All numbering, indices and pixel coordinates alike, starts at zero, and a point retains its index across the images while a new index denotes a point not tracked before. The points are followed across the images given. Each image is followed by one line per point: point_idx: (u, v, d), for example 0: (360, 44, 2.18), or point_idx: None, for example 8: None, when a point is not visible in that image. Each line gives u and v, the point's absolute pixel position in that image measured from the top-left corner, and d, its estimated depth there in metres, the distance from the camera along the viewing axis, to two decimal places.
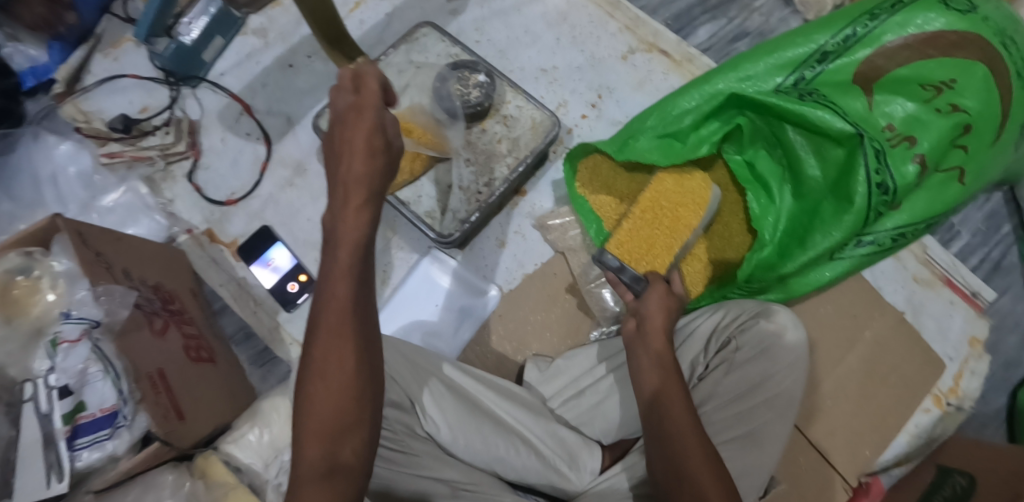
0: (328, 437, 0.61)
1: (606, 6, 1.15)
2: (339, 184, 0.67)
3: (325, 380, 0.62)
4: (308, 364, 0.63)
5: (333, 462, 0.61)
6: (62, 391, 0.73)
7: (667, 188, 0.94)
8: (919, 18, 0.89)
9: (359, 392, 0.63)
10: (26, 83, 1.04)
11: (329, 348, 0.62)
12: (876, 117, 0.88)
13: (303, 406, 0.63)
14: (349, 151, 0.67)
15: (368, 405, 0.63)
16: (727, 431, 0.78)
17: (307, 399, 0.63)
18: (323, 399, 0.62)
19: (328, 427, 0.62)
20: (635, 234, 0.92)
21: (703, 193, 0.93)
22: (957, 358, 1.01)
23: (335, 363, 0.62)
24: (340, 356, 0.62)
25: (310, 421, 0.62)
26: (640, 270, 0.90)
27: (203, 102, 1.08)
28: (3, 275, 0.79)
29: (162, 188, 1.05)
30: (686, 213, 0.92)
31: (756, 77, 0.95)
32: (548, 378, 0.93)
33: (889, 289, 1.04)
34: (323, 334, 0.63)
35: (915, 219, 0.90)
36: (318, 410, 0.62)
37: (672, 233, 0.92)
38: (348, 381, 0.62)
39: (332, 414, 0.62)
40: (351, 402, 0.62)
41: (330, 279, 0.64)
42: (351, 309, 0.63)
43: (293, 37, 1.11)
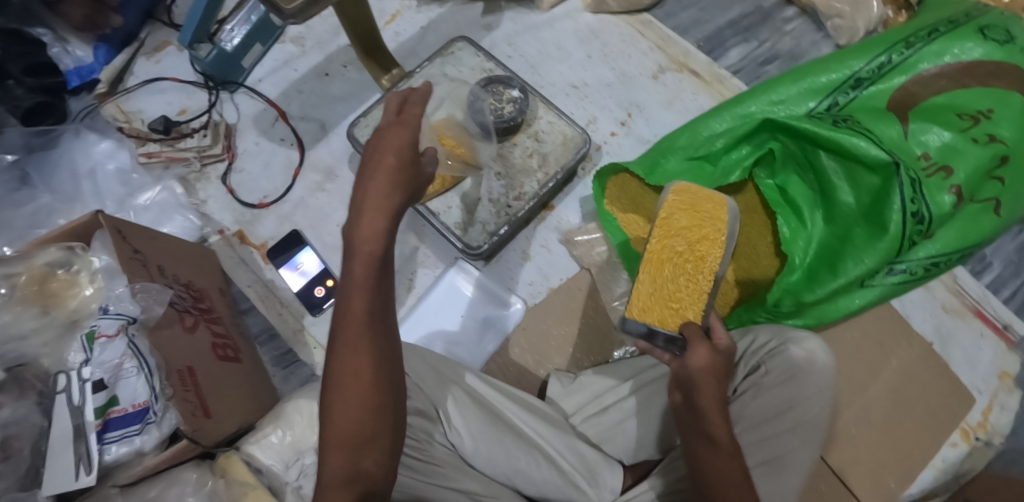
0: (350, 450, 0.64)
1: (638, 25, 1.16)
2: (361, 205, 0.68)
3: (344, 393, 0.64)
4: (330, 377, 0.65)
5: (356, 473, 0.64)
6: (97, 385, 0.75)
7: (676, 228, 0.74)
8: (956, 47, 0.90)
9: (379, 404, 0.65)
10: (70, 83, 1.08)
11: (349, 364, 0.65)
12: (911, 145, 0.88)
13: (326, 418, 0.65)
14: (375, 169, 0.69)
15: (387, 417, 0.66)
16: (754, 455, 0.77)
17: (329, 412, 0.65)
18: (344, 413, 0.64)
19: (349, 440, 0.64)
20: (655, 292, 0.73)
21: (719, 218, 0.75)
22: (986, 391, 0.99)
23: (356, 377, 0.64)
24: (358, 370, 0.65)
25: (332, 432, 0.64)
26: (674, 328, 0.72)
27: (240, 106, 1.11)
28: (43, 267, 0.82)
29: (196, 188, 1.07)
30: (707, 249, 0.74)
31: (789, 101, 0.96)
32: (571, 392, 0.93)
33: (918, 318, 1.03)
34: (342, 347, 0.65)
35: (950, 248, 0.88)
36: (339, 423, 0.65)
37: (696, 277, 0.73)
38: (367, 395, 0.65)
39: (354, 428, 0.64)
40: (371, 415, 0.65)
41: (349, 292, 0.66)
42: (369, 323, 0.65)
43: (329, 46, 1.13)
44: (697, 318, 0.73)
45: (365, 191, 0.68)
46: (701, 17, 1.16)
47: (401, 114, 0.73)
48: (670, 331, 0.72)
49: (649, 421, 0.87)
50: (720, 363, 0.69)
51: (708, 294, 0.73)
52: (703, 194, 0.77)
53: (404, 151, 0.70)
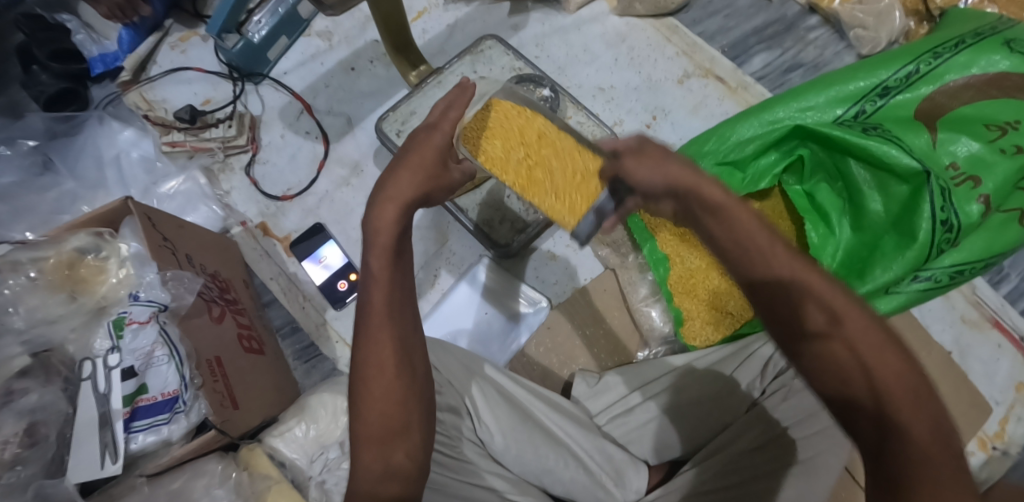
0: (380, 443, 0.63)
1: (664, 30, 1.16)
2: (378, 196, 0.67)
3: (368, 387, 0.64)
4: (356, 370, 0.65)
5: (386, 467, 0.62)
6: (127, 371, 0.75)
7: (505, 151, 0.78)
8: (983, 59, 0.91)
9: (406, 395, 0.64)
10: (94, 70, 1.06)
11: (373, 358, 0.64)
12: (939, 155, 0.89)
13: (356, 412, 0.65)
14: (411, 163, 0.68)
15: (415, 408, 0.64)
16: (787, 457, 0.75)
17: (357, 407, 0.64)
18: (372, 406, 0.63)
19: (378, 432, 0.63)
20: (558, 192, 0.76)
21: (515, 112, 0.79)
22: (1004, 402, 1.01)
23: (377, 372, 0.63)
24: (382, 364, 0.64)
25: (361, 428, 0.64)
26: (601, 188, 0.74)
27: (265, 99, 1.10)
28: (72, 252, 0.82)
29: (220, 179, 1.06)
30: (534, 129, 0.78)
31: (816, 108, 0.96)
32: (597, 393, 0.94)
33: (938, 328, 1.05)
34: (365, 340, 0.65)
35: (976, 257, 0.88)
36: (367, 417, 0.64)
37: (558, 148, 0.77)
38: (392, 388, 0.63)
39: (383, 422, 0.63)
40: (401, 406, 0.64)
41: (371, 284, 0.65)
42: (390, 314, 0.65)
43: (357, 41, 1.13)
44: (595, 158, 0.75)
45: (384, 182, 0.67)
46: (726, 25, 1.17)
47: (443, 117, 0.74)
48: (602, 192, 0.74)
49: (675, 423, 0.87)
50: (654, 152, 0.63)
51: (576, 140, 0.76)
52: (477, 118, 0.79)
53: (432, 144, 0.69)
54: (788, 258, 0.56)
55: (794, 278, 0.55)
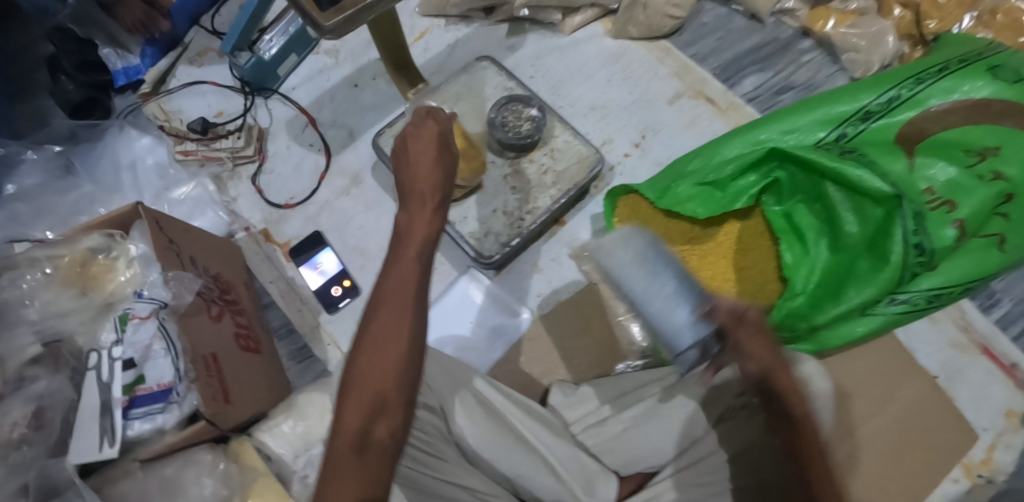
0: (366, 412, 0.59)
1: (657, 52, 1.20)
2: (408, 191, 0.69)
3: (374, 354, 0.60)
4: (360, 338, 0.61)
5: (364, 436, 0.58)
6: (128, 363, 0.82)
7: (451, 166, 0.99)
8: (965, 85, 0.93)
9: (404, 371, 0.60)
10: (117, 81, 1.14)
11: (389, 319, 0.61)
12: (917, 179, 0.89)
13: (347, 379, 0.60)
14: (418, 145, 0.70)
15: (408, 387, 0.61)
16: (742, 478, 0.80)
17: (353, 373, 0.60)
18: (368, 373, 0.60)
19: (371, 400, 0.59)
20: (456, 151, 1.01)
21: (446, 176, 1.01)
22: (992, 429, 1.01)
23: (382, 343, 0.60)
24: (397, 332, 0.61)
25: (354, 392, 0.59)
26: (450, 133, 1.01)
27: (273, 112, 1.16)
28: (84, 251, 0.89)
29: (228, 186, 1.12)
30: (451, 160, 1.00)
31: (799, 131, 0.98)
32: (574, 402, 0.96)
33: (923, 352, 1.05)
34: (385, 306, 0.62)
35: (953, 282, 0.89)
36: (364, 384, 0.60)
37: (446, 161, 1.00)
38: (396, 359, 0.60)
39: (373, 391, 0.59)
40: (396, 380, 0.60)
41: (401, 259, 0.64)
42: (414, 288, 0.63)
43: (362, 59, 1.19)
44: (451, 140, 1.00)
45: (408, 158, 0.69)
46: (720, 46, 1.20)
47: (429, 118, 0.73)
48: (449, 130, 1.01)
49: (648, 433, 0.88)
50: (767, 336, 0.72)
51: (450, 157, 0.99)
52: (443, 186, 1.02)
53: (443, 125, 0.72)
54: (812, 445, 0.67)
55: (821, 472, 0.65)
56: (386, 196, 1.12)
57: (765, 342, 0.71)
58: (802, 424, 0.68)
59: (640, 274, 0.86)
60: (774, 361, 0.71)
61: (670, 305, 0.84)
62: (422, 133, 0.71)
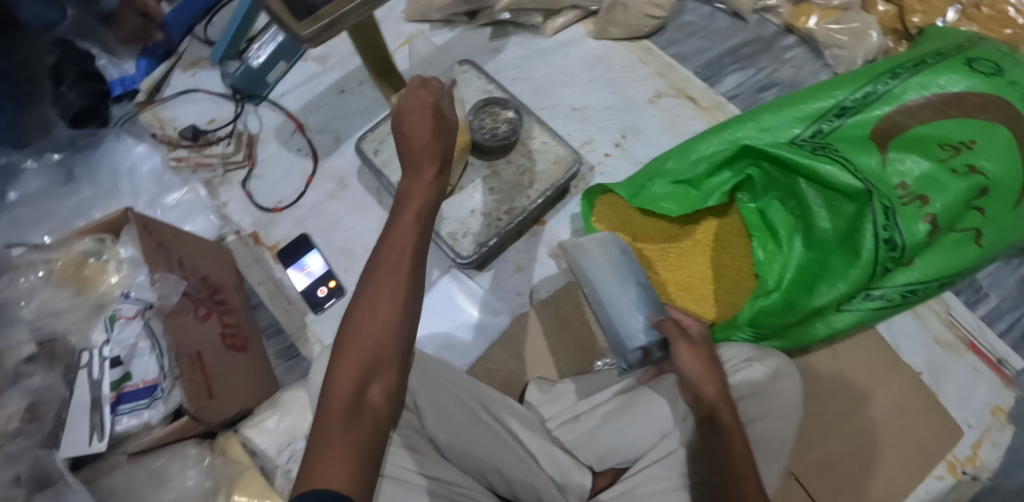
0: (361, 371, 0.64)
1: (639, 52, 1.21)
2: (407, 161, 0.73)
3: (369, 317, 0.65)
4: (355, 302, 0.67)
5: (358, 393, 0.63)
6: (114, 360, 0.85)
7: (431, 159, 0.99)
8: (941, 78, 0.92)
9: (396, 335, 0.65)
10: (114, 91, 1.19)
11: (382, 281, 0.66)
12: (890, 174, 0.89)
13: (343, 338, 0.66)
14: (413, 118, 0.74)
15: (400, 349, 0.66)
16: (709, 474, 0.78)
17: (349, 332, 0.66)
18: (364, 334, 0.65)
19: (364, 359, 0.64)
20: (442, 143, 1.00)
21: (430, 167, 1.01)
22: (978, 427, 0.98)
23: (375, 309, 0.66)
24: (388, 294, 0.66)
25: (349, 351, 0.65)
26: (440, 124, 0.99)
27: (263, 118, 1.21)
28: (79, 254, 0.93)
29: (219, 191, 1.16)
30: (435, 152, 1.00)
31: (775, 128, 0.98)
32: (550, 399, 0.97)
33: (908, 349, 1.03)
34: (378, 272, 0.67)
35: (929, 277, 0.89)
36: (357, 342, 0.65)
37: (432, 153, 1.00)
38: (387, 322, 0.65)
39: (366, 351, 0.65)
40: (390, 342, 0.65)
41: (399, 227, 0.70)
42: (411, 252, 0.68)
43: (349, 65, 1.24)
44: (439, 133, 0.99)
45: (405, 130, 0.74)
46: (702, 45, 1.21)
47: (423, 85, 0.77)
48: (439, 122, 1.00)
49: (622, 428, 0.89)
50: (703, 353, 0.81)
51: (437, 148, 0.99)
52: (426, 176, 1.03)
53: (435, 96, 0.75)
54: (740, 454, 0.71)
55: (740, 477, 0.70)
56: (371, 199, 1.15)
57: (703, 356, 0.80)
58: (730, 435, 0.73)
59: (610, 276, 0.90)
60: (707, 378, 0.78)
61: (630, 310, 0.87)
62: (414, 106, 0.75)
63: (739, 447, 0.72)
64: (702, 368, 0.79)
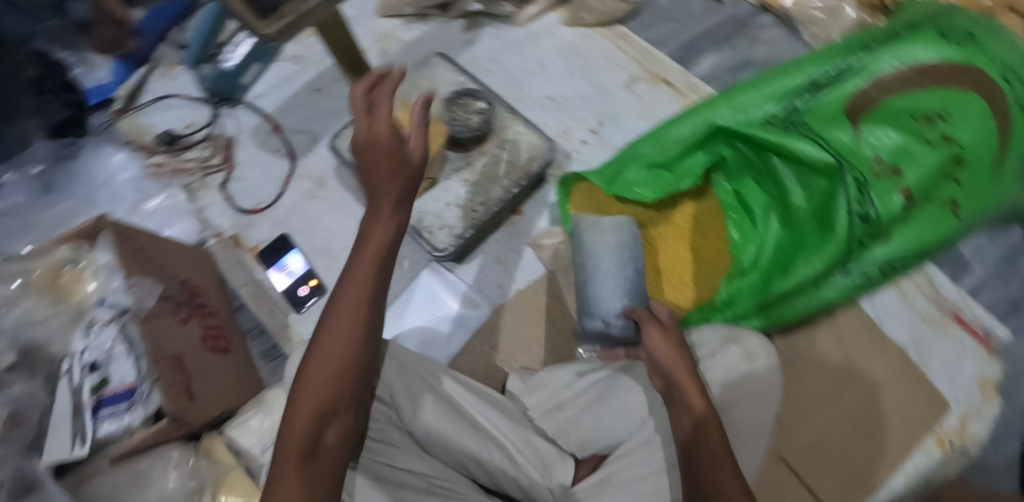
0: (316, 417, 0.67)
1: (614, 38, 1.20)
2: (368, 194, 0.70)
3: (323, 368, 0.68)
4: (314, 346, 0.69)
5: (315, 437, 0.67)
6: (92, 366, 0.87)
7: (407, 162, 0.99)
8: (913, 50, 0.90)
9: (354, 379, 0.69)
10: (91, 100, 1.19)
11: (338, 328, 0.69)
12: (863, 148, 0.88)
13: (299, 383, 0.68)
14: (374, 159, 0.69)
15: (357, 392, 0.70)
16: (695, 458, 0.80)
17: (304, 376, 0.68)
18: (319, 383, 0.68)
19: (320, 404, 0.67)
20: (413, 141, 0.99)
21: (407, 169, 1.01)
22: (965, 403, 0.97)
23: (333, 356, 0.68)
24: (345, 342, 0.69)
25: (304, 397, 0.67)
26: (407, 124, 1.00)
27: (240, 120, 1.20)
28: (56, 262, 0.93)
29: (199, 195, 1.16)
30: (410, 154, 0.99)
31: (748, 106, 0.95)
32: (531, 388, 0.96)
33: (892, 325, 1.01)
34: (334, 321, 0.69)
35: (907, 251, 0.88)
36: (312, 388, 0.68)
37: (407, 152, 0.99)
38: (341, 372, 0.68)
39: (322, 398, 0.67)
40: (346, 391, 0.69)
41: (356, 267, 0.70)
42: (367, 298, 0.69)
43: (324, 64, 1.24)
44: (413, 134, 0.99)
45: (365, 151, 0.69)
46: (678, 29, 1.20)
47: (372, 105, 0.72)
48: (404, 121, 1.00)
49: (600, 415, 0.89)
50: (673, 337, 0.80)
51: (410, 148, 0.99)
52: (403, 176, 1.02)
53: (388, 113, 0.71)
54: (711, 441, 0.69)
55: (710, 462, 0.68)
56: (350, 197, 1.16)
57: (671, 344, 0.79)
58: (699, 419, 0.71)
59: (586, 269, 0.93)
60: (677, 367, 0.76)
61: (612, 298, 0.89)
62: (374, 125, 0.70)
63: (714, 439, 0.69)
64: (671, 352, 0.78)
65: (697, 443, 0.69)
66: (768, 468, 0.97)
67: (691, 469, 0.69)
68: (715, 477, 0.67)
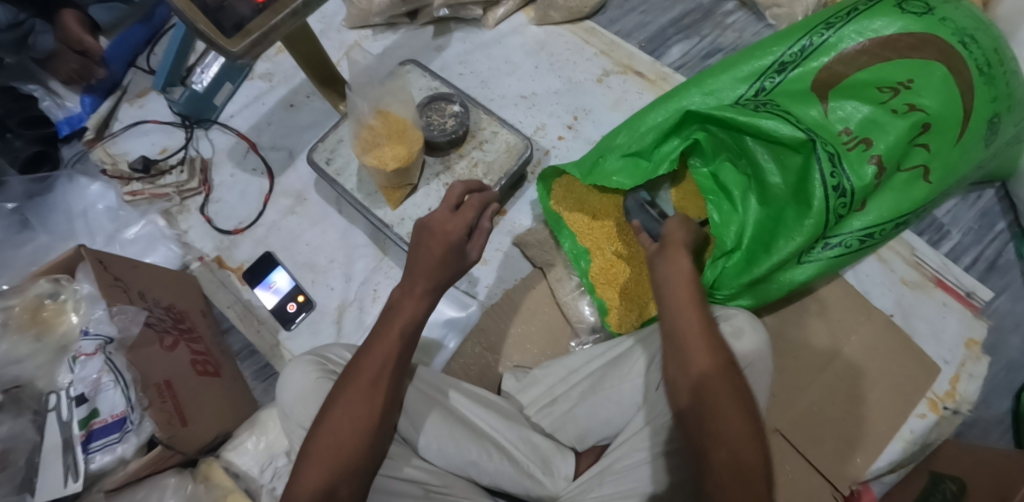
0: (330, 472, 0.69)
1: (582, 33, 1.21)
2: (411, 271, 0.76)
3: (335, 431, 0.71)
4: (334, 398, 0.73)
5: (327, 492, 0.68)
6: (80, 399, 0.84)
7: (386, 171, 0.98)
8: (874, 22, 0.91)
9: (370, 433, 0.72)
10: (61, 132, 1.19)
11: (360, 375, 0.73)
12: (832, 122, 0.90)
13: (316, 435, 0.71)
14: (429, 243, 0.76)
15: (373, 449, 0.72)
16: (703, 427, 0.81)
17: (323, 427, 0.71)
18: (336, 438, 0.70)
19: (333, 464, 0.70)
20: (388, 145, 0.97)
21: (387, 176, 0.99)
22: (954, 361, 0.99)
23: (351, 409, 0.71)
24: (363, 392, 0.72)
25: (320, 448, 0.70)
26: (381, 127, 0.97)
27: (215, 142, 1.20)
28: (34, 298, 0.92)
29: (178, 219, 1.16)
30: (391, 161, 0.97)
31: (719, 90, 0.98)
32: (525, 386, 0.97)
33: (877, 293, 1.03)
34: (356, 373, 0.73)
35: (884, 219, 0.91)
36: (330, 439, 0.71)
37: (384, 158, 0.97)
38: (353, 434, 0.71)
39: (339, 450, 0.70)
40: (361, 440, 0.71)
41: (388, 324, 0.75)
42: (396, 353, 0.74)
43: (295, 79, 1.24)
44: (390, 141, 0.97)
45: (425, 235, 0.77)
46: (644, 19, 1.21)
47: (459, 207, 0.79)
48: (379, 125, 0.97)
49: (596, 405, 0.88)
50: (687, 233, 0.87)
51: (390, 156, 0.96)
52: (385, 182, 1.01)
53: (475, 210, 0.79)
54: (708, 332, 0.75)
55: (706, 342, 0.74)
56: (330, 209, 1.15)
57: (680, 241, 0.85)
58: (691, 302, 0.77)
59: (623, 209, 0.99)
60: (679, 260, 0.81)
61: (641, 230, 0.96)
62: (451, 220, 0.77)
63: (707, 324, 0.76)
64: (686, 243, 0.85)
65: (712, 383, 0.71)
66: (767, 442, 0.98)
67: (700, 421, 0.71)
68: (728, 430, 0.69)
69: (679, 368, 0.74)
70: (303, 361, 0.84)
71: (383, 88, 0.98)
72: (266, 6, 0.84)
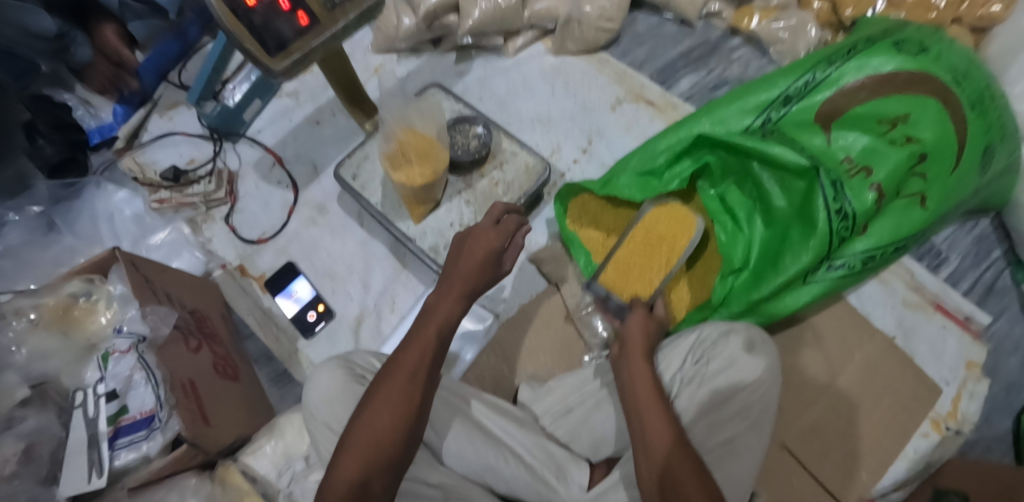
0: (363, 467, 0.71)
1: (596, 63, 1.27)
2: (450, 277, 0.82)
3: (373, 424, 0.73)
4: (367, 399, 0.75)
5: (360, 486, 0.70)
6: (111, 395, 0.86)
7: (414, 186, 1.01)
8: (872, 61, 0.97)
9: (402, 433, 0.73)
10: (93, 140, 1.23)
11: (390, 376, 0.75)
12: (834, 150, 0.96)
13: (349, 434, 0.74)
14: (472, 248, 0.83)
15: (399, 456, 0.73)
16: (716, 437, 0.83)
17: (354, 426, 0.74)
18: (366, 439, 0.72)
19: (370, 457, 0.72)
20: (415, 162, 1.01)
21: (415, 191, 1.03)
22: (955, 382, 1.03)
23: (387, 405, 0.74)
24: (393, 393, 0.74)
25: (354, 446, 0.72)
26: (410, 139, 1.01)
27: (241, 155, 1.25)
28: (67, 297, 0.94)
29: (203, 228, 1.19)
30: (421, 176, 1.00)
31: (727, 120, 1.04)
32: (539, 397, 0.99)
33: (878, 314, 1.08)
34: (389, 379, 0.75)
35: (884, 242, 0.97)
36: (360, 435, 0.73)
37: (414, 173, 1.00)
38: (389, 427, 0.73)
39: (374, 447, 0.72)
40: (392, 438, 0.73)
41: (422, 323, 0.79)
42: (433, 350, 0.77)
43: (321, 97, 1.29)
44: (422, 158, 1.01)
45: (466, 250, 0.84)
46: (654, 52, 1.28)
47: (500, 221, 0.87)
48: (409, 138, 1.02)
49: (611, 414, 0.91)
50: (651, 326, 0.90)
51: (422, 172, 1.00)
52: (410, 196, 1.05)
53: (502, 238, 0.85)
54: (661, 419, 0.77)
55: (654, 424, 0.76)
56: (352, 222, 1.19)
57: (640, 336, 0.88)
58: (644, 390, 0.80)
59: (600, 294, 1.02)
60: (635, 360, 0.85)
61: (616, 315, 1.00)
62: (486, 232, 0.86)
63: (656, 405, 0.78)
64: (645, 334, 0.89)
65: (677, 465, 0.72)
66: (773, 458, 1.01)
67: None
68: None
69: (645, 457, 0.75)
70: (330, 364, 0.87)
71: (409, 107, 1.03)
72: (308, 29, 0.88)
